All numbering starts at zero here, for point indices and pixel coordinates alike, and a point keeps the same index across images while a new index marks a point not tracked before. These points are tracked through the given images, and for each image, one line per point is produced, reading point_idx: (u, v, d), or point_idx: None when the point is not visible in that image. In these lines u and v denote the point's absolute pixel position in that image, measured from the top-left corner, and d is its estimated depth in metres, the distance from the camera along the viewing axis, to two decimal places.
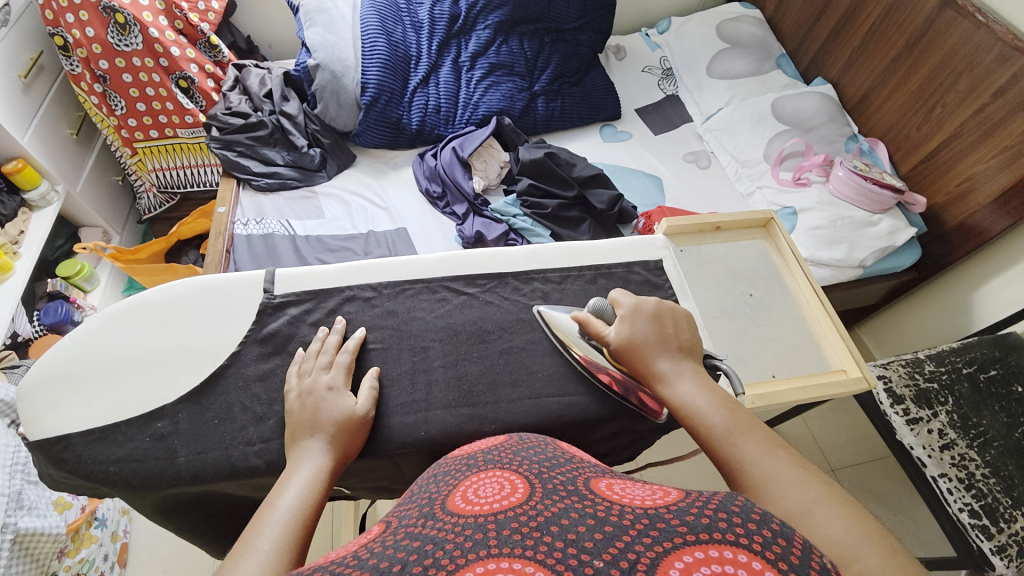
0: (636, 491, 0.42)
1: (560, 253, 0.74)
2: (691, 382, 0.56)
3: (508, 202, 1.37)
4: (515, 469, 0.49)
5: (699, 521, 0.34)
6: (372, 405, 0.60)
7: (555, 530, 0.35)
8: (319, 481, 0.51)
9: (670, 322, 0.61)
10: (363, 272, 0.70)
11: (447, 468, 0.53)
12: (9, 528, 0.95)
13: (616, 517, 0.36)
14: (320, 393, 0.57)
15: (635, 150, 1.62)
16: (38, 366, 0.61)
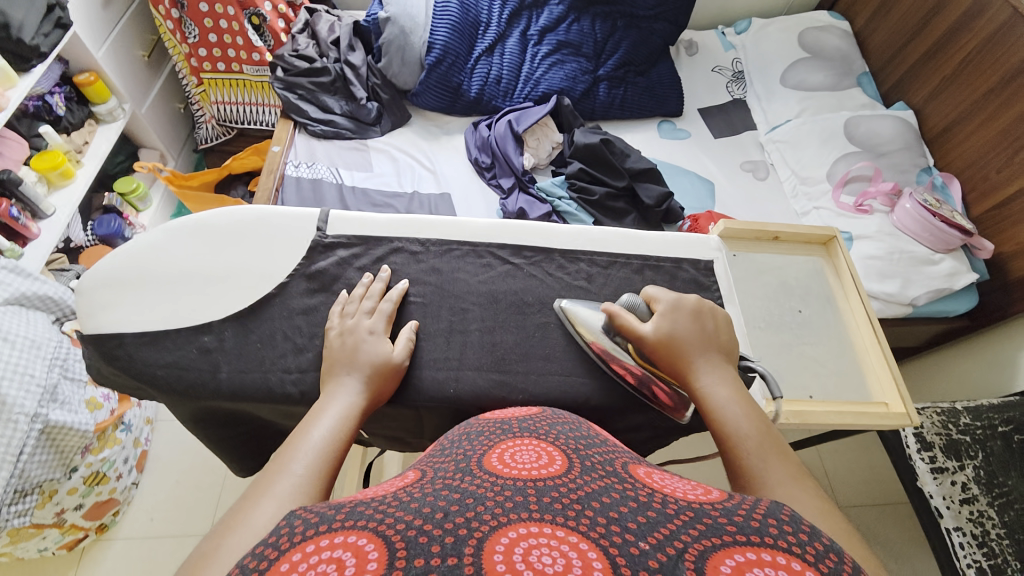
0: (673, 482, 0.47)
1: (611, 237, 0.73)
2: (729, 389, 0.55)
3: (555, 183, 1.35)
4: (552, 441, 0.53)
5: (747, 523, 0.38)
6: (407, 354, 0.61)
7: (598, 507, 0.41)
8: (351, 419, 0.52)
9: (714, 324, 0.60)
10: (413, 226, 0.69)
11: (481, 427, 0.57)
12: (40, 417, 0.98)
13: (660, 505, 0.41)
14: (360, 334, 0.59)
15: (692, 151, 1.57)
16: (98, 267, 0.64)
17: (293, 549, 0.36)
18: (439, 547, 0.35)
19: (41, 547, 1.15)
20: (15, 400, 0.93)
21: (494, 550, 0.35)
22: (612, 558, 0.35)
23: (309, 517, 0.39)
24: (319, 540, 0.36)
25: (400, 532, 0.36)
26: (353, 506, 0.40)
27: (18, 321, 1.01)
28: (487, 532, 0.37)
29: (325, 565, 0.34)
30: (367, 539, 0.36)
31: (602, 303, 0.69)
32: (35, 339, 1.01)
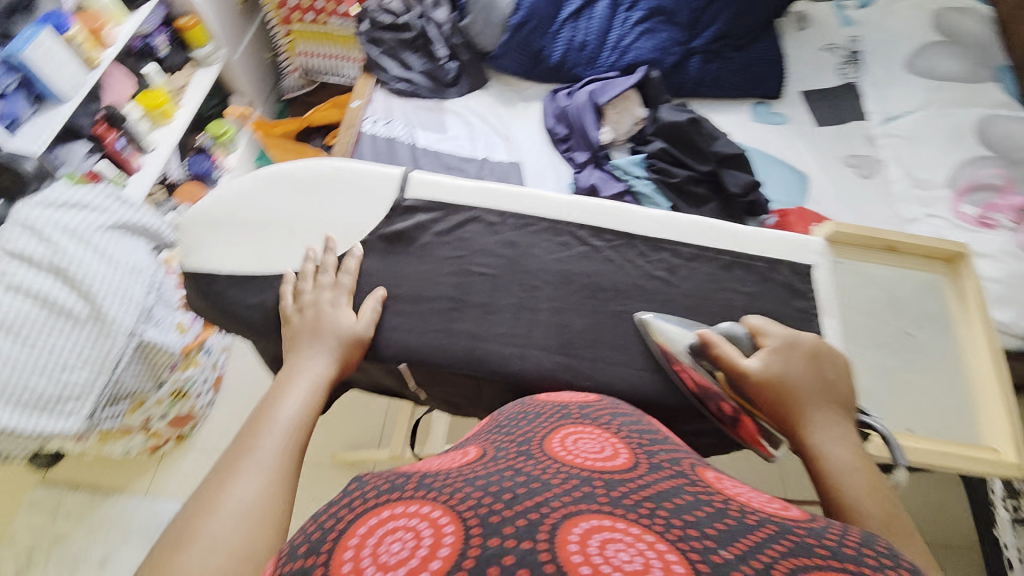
0: (745, 492, 0.46)
1: (699, 228, 0.68)
2: (847, 445, 0.51)
3: (633, 161, 1.27)
4: (614, 433, 0.51)
5: (841, 548, 0.36)
6: (371, 325, 0.60)
7: (671, 507, 0.38)
8: (317, 395, 0.55)
9: (833, 372, 0.56)
10: (493, 195, 0.68)
11: (538, 408, 0.56)
12: (137, 335, 1.06)
13: (739, 514, 0.39)
14: (322, 307, 0.59)
15: (788, 139, 1.43)
16: (196, 207, 0.67)
17: (368, 514, 0.39)
18: (512, 529, 0.35)
19: (128, 447, 1.28)
20: (116, 317, 1.00)
21: (568, 540, 0.34)
22: (693, 564, 0.32)
23: (380, 486, 0.43)
24: (394, 507, 0.39)
25: (472, 510, 0.37)
26: (421, 482, 0.42)
27: (123, 248, 1.04)
28: (558, 521, 0.36)
29: (404, 534, 0.36)
30: (442, 513, 0.37)
31: (681, 298, 0.64)
32: (135, 265, 1.04)
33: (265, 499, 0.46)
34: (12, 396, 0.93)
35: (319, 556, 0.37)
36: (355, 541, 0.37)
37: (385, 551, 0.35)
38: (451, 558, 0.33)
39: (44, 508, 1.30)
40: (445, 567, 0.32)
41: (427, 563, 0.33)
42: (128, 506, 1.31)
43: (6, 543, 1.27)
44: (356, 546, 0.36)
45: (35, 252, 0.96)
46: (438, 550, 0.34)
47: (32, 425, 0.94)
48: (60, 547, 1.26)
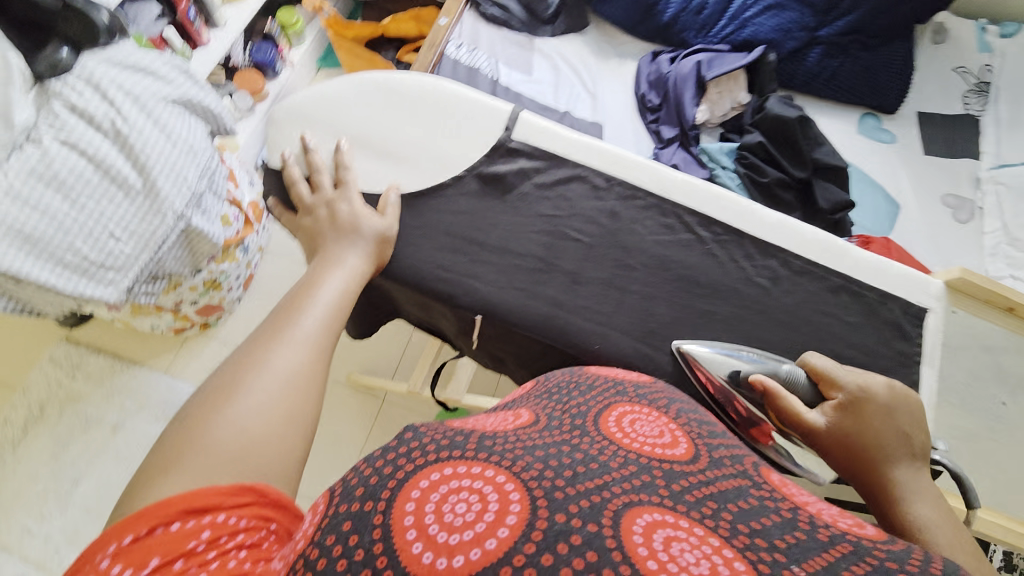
0: (816, 502, 0.43)
1: (816, 243, 0.62)
2: (931, 501, 0.46)
3: (723, 149, 1.19)
4: (672, 419, 0.49)
5: (930, 574, 0.32)
6: (383, 214, 0.57)
7: (736, 511, 0.37)
8: (349, 291, 0.54)
9: (912, 425, 0.52)
10: (604, 156, 0.62)
11: (590, 381, 0.54)
12: (184, 219, 1.01)
13: (810, 527, 0.37)
14: (322, 203, 0.56)
15: (889, 161, 1.32)
16: (287, 101, 0.62)
17: (428, 468, 0.37)
18: (576, 508, 0.35)
19: (155, 325, 1.29)
20: (168, 197, 0.96)
21: (632, 530, 0.34)
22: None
23: (440, 438, 0.40)
24: (455, 466, 0.37)
25: (536, 480, 0.37)
26: (482, 438, 0.41)
27: (182, 124, 0.99)
28: (620, 508, 0.35)
29: (468, 493, 0.36)
30: (505, 478, 0.37)
31: (777, 311, 0.61)
32: (192, 146, 1.00)
33: (300, 370, 0.48)
34: (53, 253, 0.87)
35: (377, 503, 0.36)
36: (416, 496, 0.36)
37: (449, 510, 0.35)
38: (519, 528, 0.34)
39: (67, 365, 1.33)
40: (514, 534, 0.33)
41: (497, 526, 0.34)
42: (147, 379, 1.34)
43: (27, 388, 1.31)
44: (418, 499, 0.36)
45: (95, 110, 0.88)
46: (507, 516, 0.34)
47: (73, 287, 0.89)
48: (78, 403, 1.31)
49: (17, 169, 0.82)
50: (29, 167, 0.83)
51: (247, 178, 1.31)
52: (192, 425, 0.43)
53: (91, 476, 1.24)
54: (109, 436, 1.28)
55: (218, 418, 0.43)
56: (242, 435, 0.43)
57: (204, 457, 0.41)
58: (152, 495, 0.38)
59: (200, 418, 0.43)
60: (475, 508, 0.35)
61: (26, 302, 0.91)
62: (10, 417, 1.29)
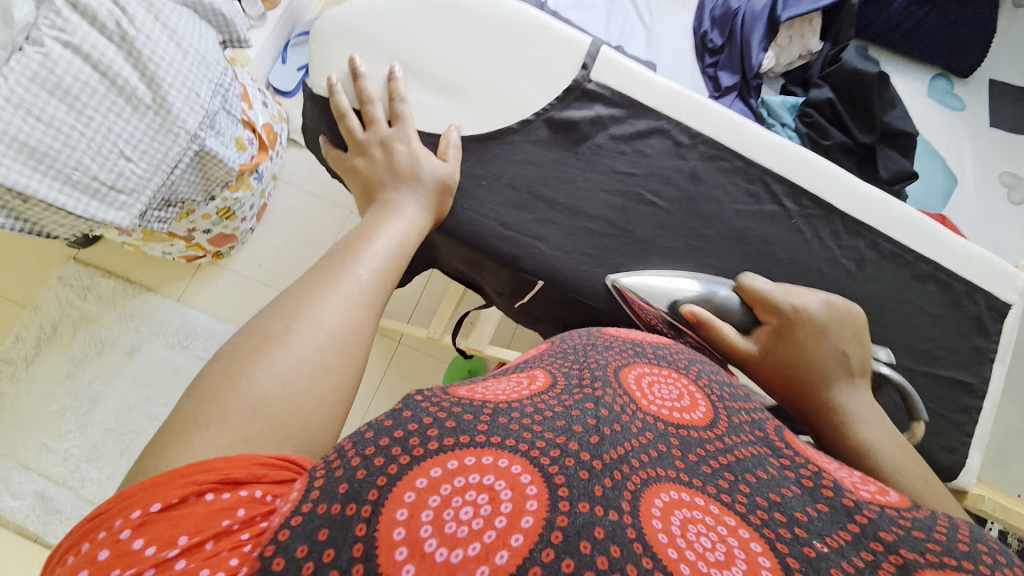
0: (837, 469, 0.42)
1: (905, 221, 0.59)
2: (873, 424, 0.48)
3: (785, 104, 1.09)
4: (692, 380, 0.47)
5: (955, 545, 0.32)
6: (451, 155, 0.57)
7: (754, 483, 0.36)
8: (411, 235, 0.53)
9: (850, 342, 0.52)
10: (679, 103, 0.59)
11: (609, 343, 0.51)
12: (197, 140, 0.91)
13: (831, 493, 0.37)
14: (392, 143, 0.56)
15: (955, 133, 1.22)
16: (339, 13, 0.59)
17: (431, 460, 0.33)
18: (601, 491, 0.33)
19: (167, 251, 1.24)
20: (179, 113, 0.86)
21: (651, 514, 0.33)
22: (783, 558, 0.31)
23: (446, 420, 0.35)
24: (463, 457, 0.33)
25: (555, 463, 0.33)
26: (495, 411, 0.37)
27: (192, 31, 0.88)
28: (639, 489, 0.34)
29: (476, 494, 0.31)
30: (521, 468, 0.33)
31: (861, 301, 0.59)
32: (204, 57, 0.88)
33: (351, 326, 0.44)
34: (61, 170, 0.79)
35: (363, 508, 0.30)
36: (411, 499, 0.31)
37: (451, 518, 0.30)
38: (539, 527, 0.30)
39: (77, 286, 1.30)
40: (532, 539, 0.30)
41: (509, 534, 0.30)
42: (161, 306, 1.32)
43: (37, 307, 1.29)
44: (414, 504, 0.31)
45: (99, 9, 0.79)
46: (521, 519, 0.31)
47: (81, 207, 0.82)
48: (91, 324, 1.29)
49: (18, 74, 0.74)
50: (31, 71, 0.75)
51: (262, 98, 1.20)
52: (234, 372, 0.38)
53: (109, 396, 1.25)
54: (126, 359, 1.28)
55: (263, 367, 0.39)
56: (287, 391, 0.38)
57: (251, 414, 0.36)
58: (187, 449, 0.34)
59: (243, 365, 0.39)
60: (484, 513, 0.31)
61: (35, 222, 0.84)
62: (22, 335, 1.27)
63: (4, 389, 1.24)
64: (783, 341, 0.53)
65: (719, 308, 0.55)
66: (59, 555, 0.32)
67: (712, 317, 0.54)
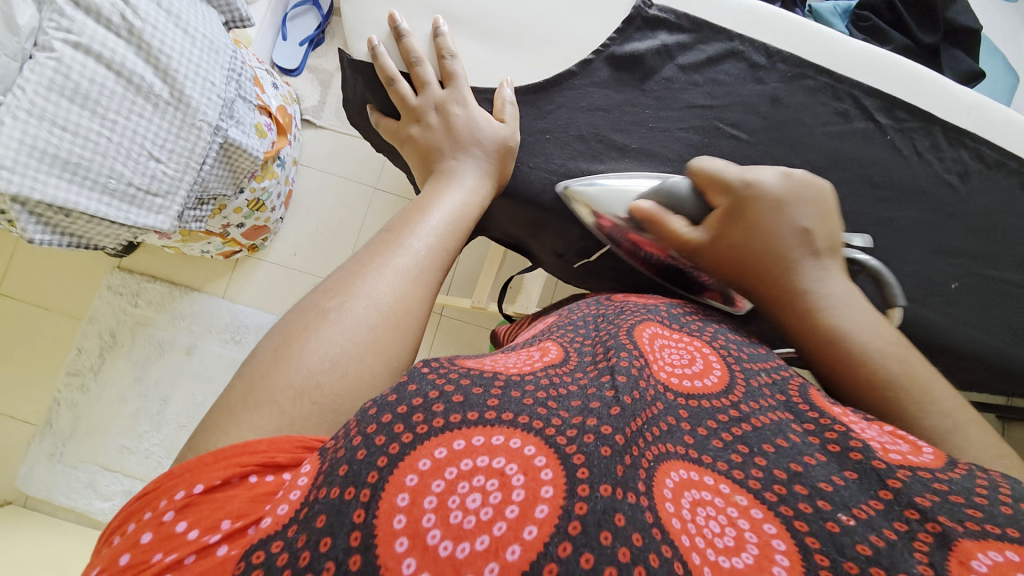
0: (855, 419, 0.40)
1: (1008, 124, 0.57)
2: (841, 304, 0.47)
3: (835, 10, 0.99)
4: (706, 342, 0.45)
5: (997, 510, 0.32)
6: (512, 118, 0.54)
7: (772, 454, 0.35)
8: (472, 204, 0.50)
9: (812, 215, 0.50)
10: (754, 20, 0.56)
11: (618, 308, 0.48)
12: (220, 132, 0.88)
13: (861, 457, 0.35)
14: (452, 108, 0.53)
15: (1020, 19, 1.10)
16: None
17: (436, 439, 0.30)
18: (622, 472, 0.31)
19: (206, 249, 1.24)
20: (198, 105, 0.83)
21: (664, 496, 0.32)
22: (800, 538, 0.31)
23: (452, 394, 0.32)
24: (471, 436, 0.31)
25: (574, 441, 0.31)
26: (506, 385, 0.34)
27: (195, 14, 0.84)
28: (653, 467, 0.33)
29: (484, 480, 0.29)
30: (535, 448, 0.30)
31: (968, 215, 0.58)
32: (213, 42, 0.86)
33: (405, 305, 0.40)
34: (97, 179, 0.78)
35: (363, 492, 0.28)
36: (412, 483, 0.29)
37: (456, 507, 0.28)
38: (555, 518, 0.28)
39: (127, 293, 1.33)
40: (545, 532, 0.28)
41: (522, 526, 0.28)
42: (208, 303, 1.34)
43: (93, 318, 1.33)
44: (416, 490, 0.29)
45: (100, 1, 0.75)
46: (535, 508, 0.28)
47: (123, 216, 0.81)
48: (146, 329, 1.33)
49: (35, 84, 0.71)
50: (47, 79, 0.72)
51: (271, 79, 1.15)
52: (285, 352, 0.36)
53: (177, 394, 1.30)
54: (186, 358, 1.32)
55: (316, 342, 0.36)
56: (338, 371, 0.35)
57: (300, 398, 0.34)
58: (234, 430, 0.32)
59: (294, 342, 0.36)
60: (493, 501, 0.29)
61: (81, 236, 0.84)
62: (85, 347, 1.32)
63: (77, 399, 1.30)
64: (739, 222, 0.50)
65: (669, 199, 0.51)
66: (105, 533, 0.31)
67: (661, 212, 0.51)
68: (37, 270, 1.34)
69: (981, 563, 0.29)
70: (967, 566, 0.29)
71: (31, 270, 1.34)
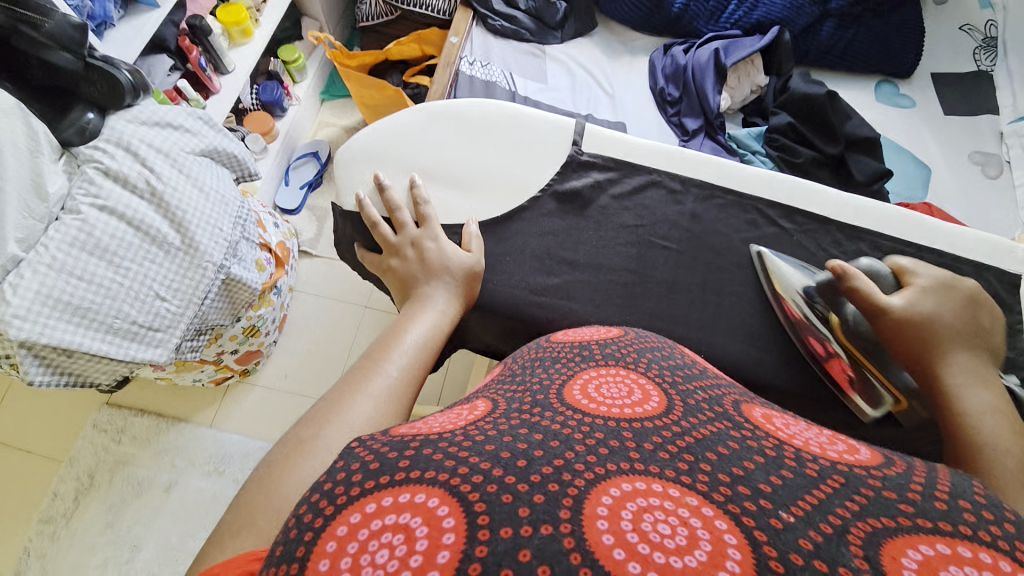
0: (802, 433, 0.41)
1: (897, 219, 0.68)
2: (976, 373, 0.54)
3: (751, 135, 1.19)
4: (642, 373, 0.47)
5: (930, 505, 0.32)
6: (478, 247, 0.64)
7: (716, 460, 0.35)
8: (442, 324, 0.56)
9: (988, 320, 0.60)
10: (663, 158, 0.70)
11: (555, 354, 0.51)
12: (224, 270, 0.99)
13: (796, 464, 0.35)
14: (426, 242, 0.62)
15: (913, 125, 1.31)
16: (354, 142, 0.69)
17: (352, 506, 0.31)
18: (527, 512, 0.30)
19: (198, 378, 1.26)
20: (206, 250, 0.93)
21: (597, 515, 0.30)
22: (750, 532, 0.30)
23: (369, 463, 0.33)
24: (381, 498, 0.31)
25: (477, 490, 0.31)
26: (420, 444, 0.35)
27: (211, 175, 0.99)
28: (584, 489, 0.32)
29: (391, 535, 0.29)
30: (438, 500, 0.31)
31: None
32: (224, 197, 0.99)
33: (378, 423, 0.43)
34: (103, 321, 0.84)
35: (292, 566, 0.29)
36: (332, 548, 0.29)
37: (367, 563, 0.28)
38: (455, 561, 0.28)
39: (112, 430, 1.31)
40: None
41: (421, 575, 0.27)
42: (195, 434, 1.32)
43: (73, 460, 1.29)
44: (335, 554, 0.29)
45: (128, 172, 0.88)
46: (436, 555, 0.28)
47: (122, 352, 0.86)
48: (127, 467, 1.28)
49: (58, 241, 0.80)
50: (70, 236, 0.81)
51: (273, 220, 1.29)
52: (266, 481, 0.38)
53: (151, 539, 1.21)
54: (165, 496, 1.26)
55: (292, 477, 0.38)
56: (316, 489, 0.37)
57: (276, 518, 0.36)
58: (219, 555, 0.34)
59: (276, 472, 0.38)
60: (399, 553, 0.28)
61: (78, 375, 0.88)
62: (60, 490, 1.26)
63: (46, 549, 1.20)
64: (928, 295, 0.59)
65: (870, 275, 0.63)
66: None
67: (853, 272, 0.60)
68: (24, 412, 1.33)
69: (912, 560, 0.28)
70: (900, 563, 0.28)
71: (16, 414, 1.33)
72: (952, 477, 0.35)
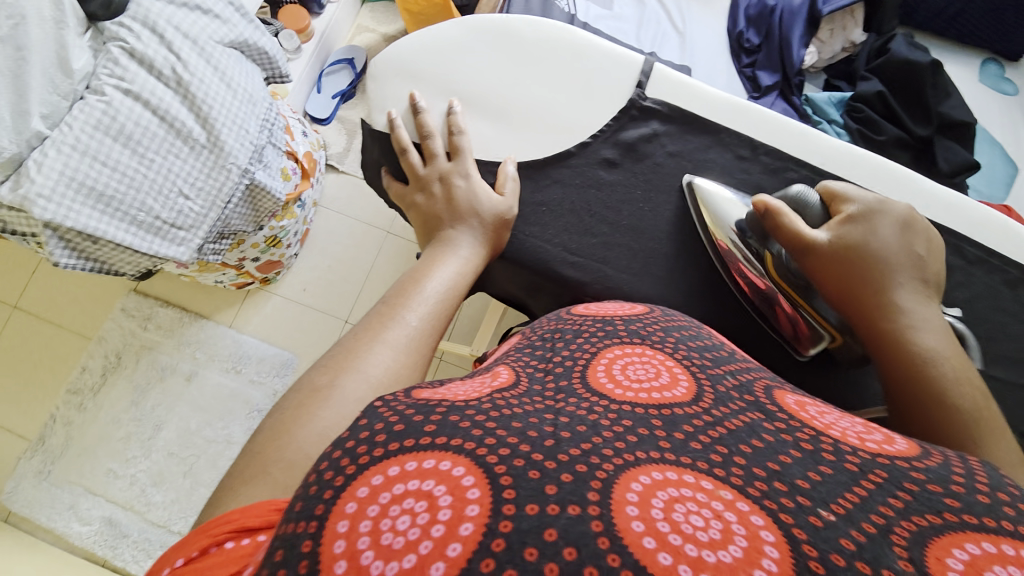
0: (837, 420, 0.37)
1: (985, 222, 0.61)
2: (932, 328, 0.48)
3: (831, 100, 1.05)
4: (669, 354, 0.43)
5: (972, 498, 0.29)
6: (510, 189, 0.60)
7: (750, 453, 0.31)
8: (465, 273, 0.53)
9: (924, 250, 0.53)
10: (728, 116, 0.63)
11: (576, 325, 0.49)
12: (248, 175, 0.94)
13: (834, 457, 0.32)
14: (454, 180, 0.58)
15: (1016, 114, 1.15)
16: (391, 53, 0.64)
17: (373, 468, 0.29)
18: (555, 489, 0.28)
19: (220, 280, 1.28)
20: (231, 150, 0.90)
21: (626, 500, 0.28)
22: (788, 530, 0.26)
23: (394, 424, 0.31)
24: (404, 462, 0.29)
25: (504, 462, 0.29)
26: (447, 410, 0.33)
27: (241, 70, 0.93)
28: (613, 474, 0.29)
29: (414, 501, 0.28)
30: (463, 469, 0.29)
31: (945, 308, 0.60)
32: (253, 95, 0.94)
33: (396, 376, 0.41)
34: (127, 212, 0.82)
35: (310, 525, 0.28)
36: (352, 510, 0.28)
37: (387, 529, 0.27)
38: (478, 535, 0.26)
39: (139, 316, 1.37)
40: (469, 549, 0.26)
41: (444, 544, 0.26)
42: (215, 331, 1.37)
43: (102, 338, 1.36)
44: (354, 516, 0.27)
45: (154, 55, 0.83)
46: (458, 526, 0.26)
47: (146, 246, 0.85)
48: (151, 352, 1.35)
49: (82, 122, 0.77)
50: (94, 119, 0.78)
51: (301, 127, 1.23)
52: (279, 430, 0.37)
53: (171, 421, 1.30)
54: (185, 385, 1.33)
55: (307, 426, 0.37)
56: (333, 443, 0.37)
57: (291, 470, 0.35)
58: (231, 501, 0.34)
59: (291, 421, 0.37)
60: (420, 521, 0.27)
61: (104, 261, 0.88)
62: (89, 366, 1.34)
63: (72, 418, 1.31)
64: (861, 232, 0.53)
65: (796, 202, 0.56)
66: None
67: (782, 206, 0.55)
68: (58, 288, 1.39)
69: (957, 560, 0.25)
70: (944, 564, 0.25)
71: (51, 288, 1.39)
72: (984, 468, 0.31)
